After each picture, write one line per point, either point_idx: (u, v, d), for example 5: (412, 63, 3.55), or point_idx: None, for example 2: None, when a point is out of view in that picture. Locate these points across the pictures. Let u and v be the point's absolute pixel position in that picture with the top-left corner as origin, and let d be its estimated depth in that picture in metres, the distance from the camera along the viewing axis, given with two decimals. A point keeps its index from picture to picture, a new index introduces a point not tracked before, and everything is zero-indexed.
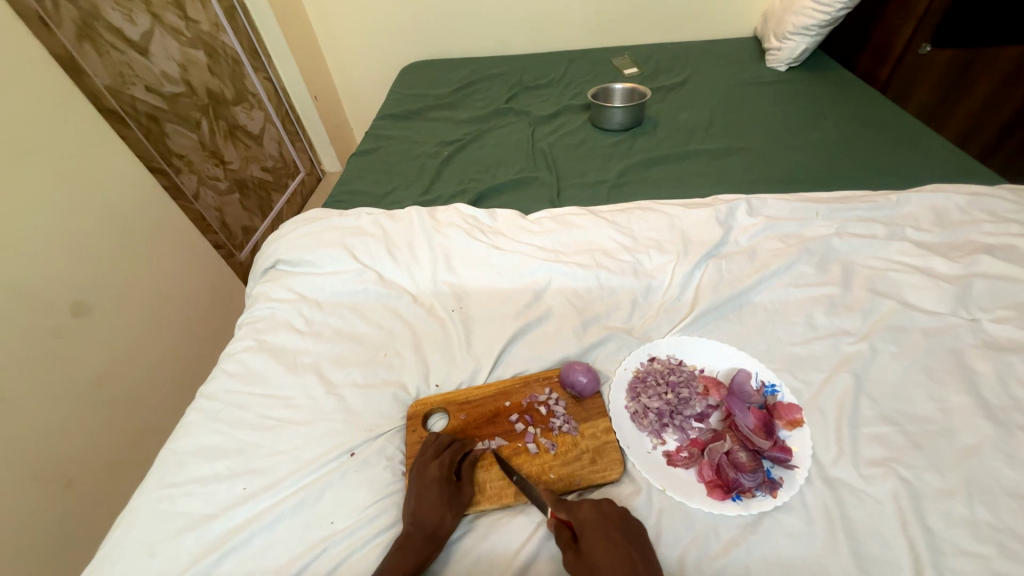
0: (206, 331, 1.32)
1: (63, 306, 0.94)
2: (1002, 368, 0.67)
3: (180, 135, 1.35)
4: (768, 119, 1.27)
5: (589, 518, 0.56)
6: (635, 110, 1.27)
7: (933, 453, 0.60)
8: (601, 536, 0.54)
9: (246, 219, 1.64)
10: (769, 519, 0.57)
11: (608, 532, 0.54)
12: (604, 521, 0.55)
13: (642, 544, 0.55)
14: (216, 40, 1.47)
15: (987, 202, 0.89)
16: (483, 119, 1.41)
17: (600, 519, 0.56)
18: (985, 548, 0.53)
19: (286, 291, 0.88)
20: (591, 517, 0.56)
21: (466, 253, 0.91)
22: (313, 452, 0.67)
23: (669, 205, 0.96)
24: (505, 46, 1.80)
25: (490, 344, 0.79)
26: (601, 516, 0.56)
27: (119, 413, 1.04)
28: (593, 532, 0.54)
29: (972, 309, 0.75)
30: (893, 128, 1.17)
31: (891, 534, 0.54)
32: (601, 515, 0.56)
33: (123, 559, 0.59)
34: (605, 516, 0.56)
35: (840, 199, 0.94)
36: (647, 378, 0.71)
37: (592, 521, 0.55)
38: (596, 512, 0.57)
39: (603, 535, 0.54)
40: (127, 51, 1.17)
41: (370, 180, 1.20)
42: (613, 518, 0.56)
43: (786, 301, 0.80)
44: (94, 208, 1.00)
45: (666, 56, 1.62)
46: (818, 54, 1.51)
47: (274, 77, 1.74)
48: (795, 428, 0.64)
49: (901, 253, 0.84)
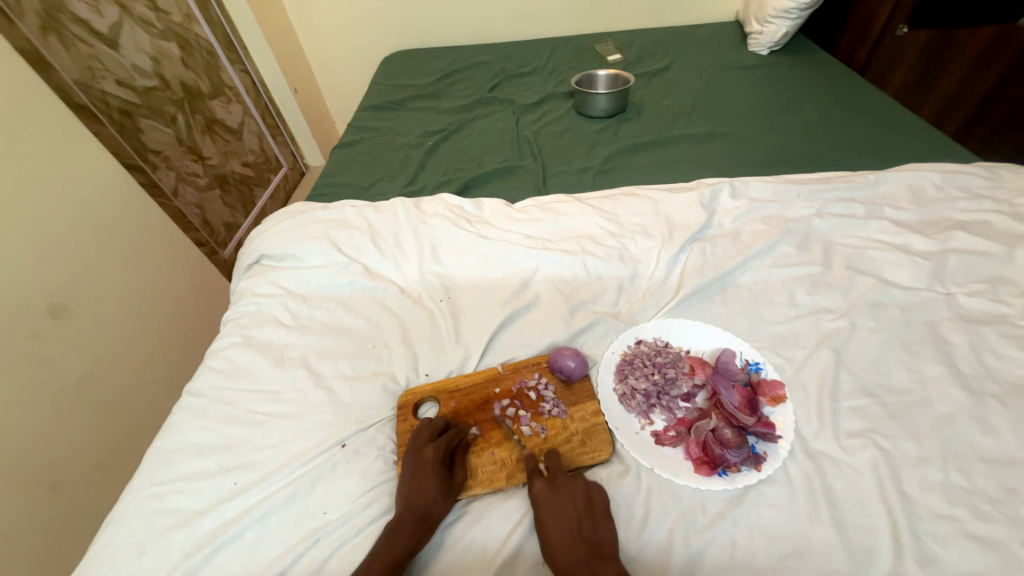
0: (191, 328, 1.30)
1: (42, 307, 0.92)
2: (976, 339, 0.69)
3: (155, 130, 1.31)
4: (750, 103, 1.27)
5: (541, 495, 0.59)
6: (619, 96, 1.27)
7: (910, 422, 0.62)
8: (551, 514, 0.57)
9: (228, 216, 1.61)
10: (754, 492, 0.59)
11: (558, 508, 0.57)
12: (556, 496, 0.59)
13: (594, 513, 0.57)
14: (189, 31, 1.43)
15: (962, 179, 0.91)
16: (466, 108, 1.39)
17: (552, 495, 0.59)
18: (958, 511, 0.55)
19: (271, 286, 0.87)
20: (541, 494, 0.59)
21: (452, 243, 0.90)
22: (304, 445, 0.67)
23: (653, 190, 0.97)
24: (488, 34, 1.78)
25: (479, 332, 0.79)
26: (552, 491, 0.59)
27: (105, 414, 1.03)
28: (544, 510, 0.58)
29: (947, 284, 0.77)
30: (871, 109, 1.19)
31: (871, 501, 0.56)
32: (553, 491, 0.59)
33: (112, 559, 0.59)
34: (556, 492, 0.59)
35: (821, 180, 0.95)
36: (634, 360, 0.72)
37: (543, 499, 0.59)
38: (547, 487, 0.59)
39: (554, 512, 0.57)
40: (96, 44, 1.14)
41: (353, 172, 1.18)
42: (567, 492, 0.59)
43: (769, 281, 0.81)
44: (68, 208, 0.97)
45: (648, 43, 1.61)
46: (798, 39, 1.52)
47: (252, 70, 1.70)
48: (779, 404, 0.65)
49: (880, 231, 0.86)
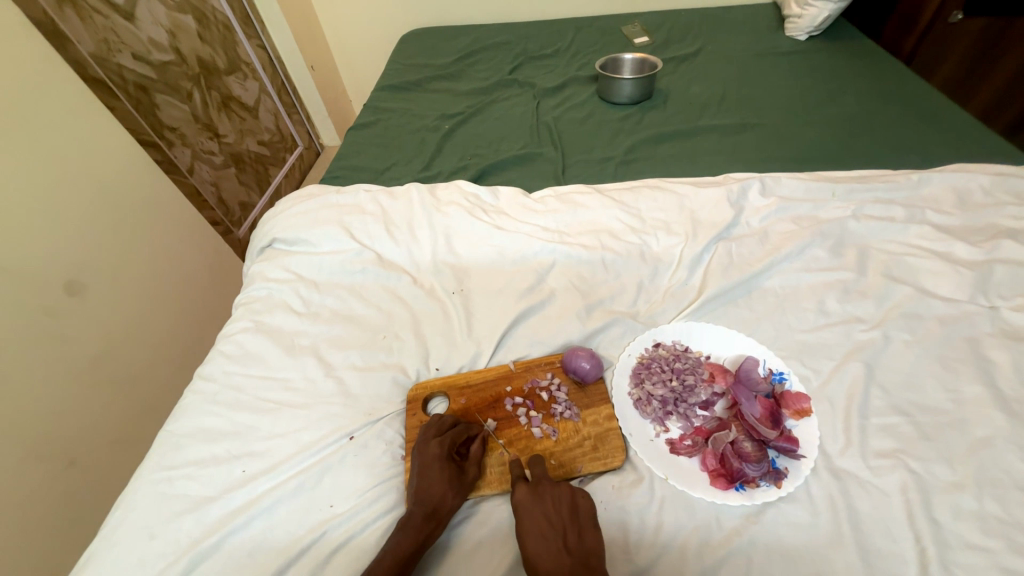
0: (205, 308, 1.31)
1: (58, 284, 0.92)
2: (1020, 358, 0.65)
3: (171, 106, 1.30)
4: (784, 93, 1.21)
5: (522, 502, 0.57)
6: (645, 82, 1.21)
7: (943, 444, 0.59)
8: (533, 522, 0.55)
9: (243, 195, 1.60)
10: (773, 509, 0.56)
11: (541, 518, 0.55)
12: (539, 504, 0.56)
13: (579, 521, 0.55)
14: (205, 4, 1.40)
15: (1013, 183, 0.85)
16: (485, 91, 1.35)
17: (534, 502, 0.56)
18: (992, 543, 0.52)
19: (283, 271, 0.86)
20: (524, 501, 0.56)
21: (467, 233, 0.88)
22: (312, 435, 0.66)
23: (678, 184, 0.93)
24: (510, 13, 1.71)
25: (492, 328, 0.77)
26: (534, 498, 0.57)
27: (120, 391, 1.05)
28: (527, 518, 0.55)
29: (991, 297, 0.73)
30: (916, 103, 1.12)
31: (897, 527, 0.53)
32: (535, 498, 0.57)
33: (124, 541, 0.59)
34: (539, 498, 0.57)
35: (858, 179, 0.90)
36: (652, 365, 0.69)
37: (525, 505, 0.56)
38: (529, 493, 0.57)
39: (536, 520, 0.55)
40: (112, 16, 1.11)
41: (369, 155, 1.15)
42: (549, 498, 0.57)
43: (797, 286, 0.77)
44: (86, 186, 0.97)
45: (678, 25, 1.53)
46: (840, 24, 1.43)
47: (268, 45, 1.67)
48: (803, 418, 0.63)
49: (920, 237, 0.81)
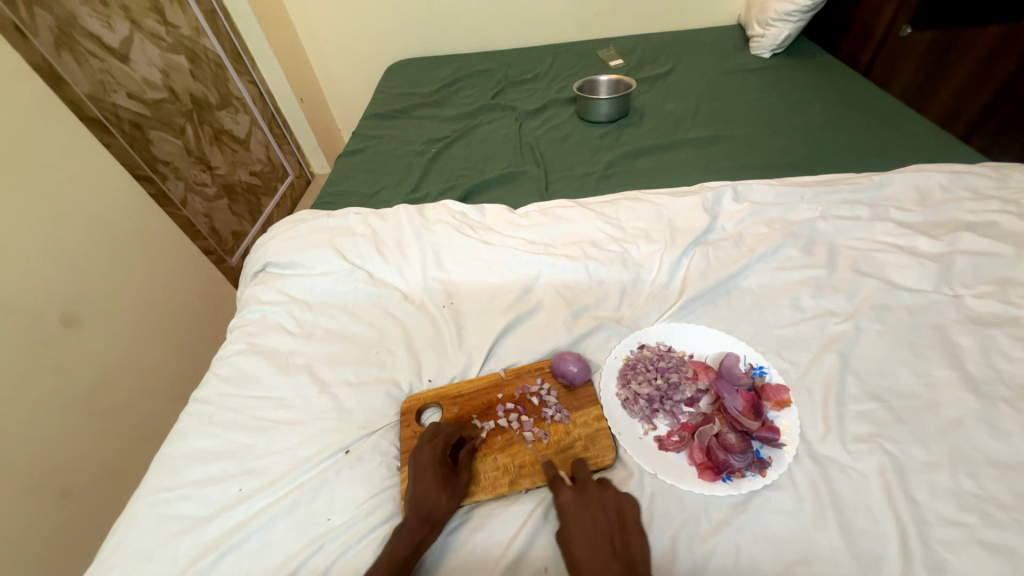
0: (198, 335, 1.31)
1: (54, 316, 0.94)
2: (986, 342, 0.68)
3: (164, 142, 1.34)
4: (751, 106, 1.28)
5: (568, 507, 0.58)
6: (621, 101, 1.27)
7: (917, 426, 0.61)
8: (579, 528, 0.56)
9: (236, 225, 1.63)
10: (759, 497, 0.58)
11: (586, 523, 0.56)
12: (585, 509, 0.57)
13: (624, 529, 0.56)
14: (198, 45, 1.46)
15: (968, 179, 0.90)
16: (469, 116, 1.41)
17: (580, 508, 0.58)
18: (968, 517, 0.54)
19: (276, 293, 0.88)
20: (570, 506, 0.58)
21: (455, 249, 0.91)
22: (309, 451, 0.67)
23: (655, 194, 0.97)
24: (492, 42, 1.80)
25: (482, 338, 0.79)
26: (580, 503, 0.58)
27: (115, 420, 1.04)
28: (573, 521, 0.57)
29: (954, 286, 0.77)
30: (875, 110, 1.19)
31: (878, 508, 0.55)
32: (581, 503, 0.58)
33: (121, 564, 0.59)
34: (585, 504, 0.58)
35: (824, 182, 0.95)
36: (637, 365, 0.72)
37: (571, 510, 0.58)
38: (576, 499, 0.58)
39: (583, 525, 0.56)
40: (107, 58, 1.16)
41: (358, 180, 1.19)
42: (596, 503, 0.58)
43: (772, 284, 0.81)
44: (81, 219, 1.00)
45: (650, 47, 1.62)
46: (800, 41, 1.53)
47: (259, 81, 1.73)
48: (783, 408, 0.65)
49: (885, 233, 0.85)
